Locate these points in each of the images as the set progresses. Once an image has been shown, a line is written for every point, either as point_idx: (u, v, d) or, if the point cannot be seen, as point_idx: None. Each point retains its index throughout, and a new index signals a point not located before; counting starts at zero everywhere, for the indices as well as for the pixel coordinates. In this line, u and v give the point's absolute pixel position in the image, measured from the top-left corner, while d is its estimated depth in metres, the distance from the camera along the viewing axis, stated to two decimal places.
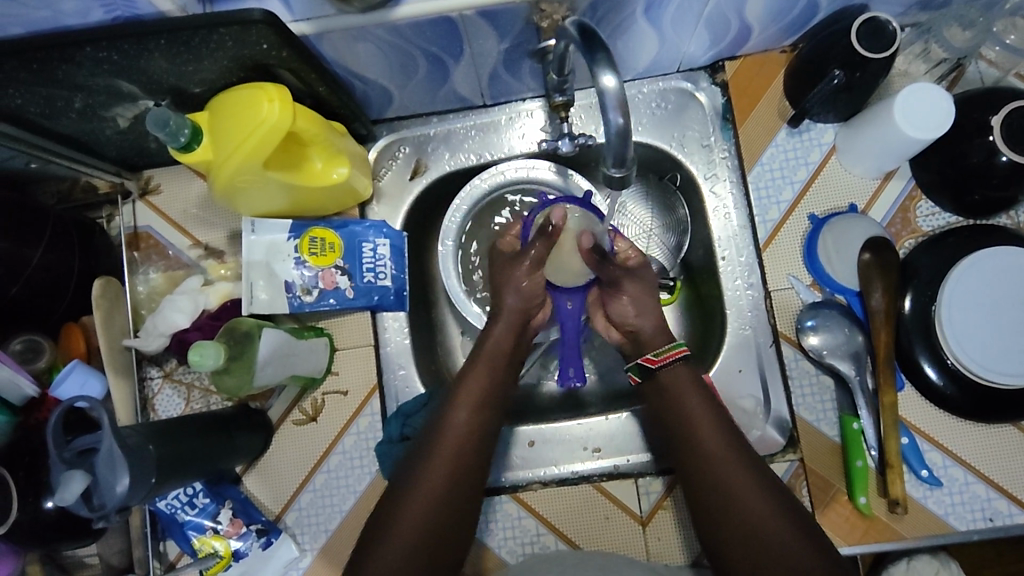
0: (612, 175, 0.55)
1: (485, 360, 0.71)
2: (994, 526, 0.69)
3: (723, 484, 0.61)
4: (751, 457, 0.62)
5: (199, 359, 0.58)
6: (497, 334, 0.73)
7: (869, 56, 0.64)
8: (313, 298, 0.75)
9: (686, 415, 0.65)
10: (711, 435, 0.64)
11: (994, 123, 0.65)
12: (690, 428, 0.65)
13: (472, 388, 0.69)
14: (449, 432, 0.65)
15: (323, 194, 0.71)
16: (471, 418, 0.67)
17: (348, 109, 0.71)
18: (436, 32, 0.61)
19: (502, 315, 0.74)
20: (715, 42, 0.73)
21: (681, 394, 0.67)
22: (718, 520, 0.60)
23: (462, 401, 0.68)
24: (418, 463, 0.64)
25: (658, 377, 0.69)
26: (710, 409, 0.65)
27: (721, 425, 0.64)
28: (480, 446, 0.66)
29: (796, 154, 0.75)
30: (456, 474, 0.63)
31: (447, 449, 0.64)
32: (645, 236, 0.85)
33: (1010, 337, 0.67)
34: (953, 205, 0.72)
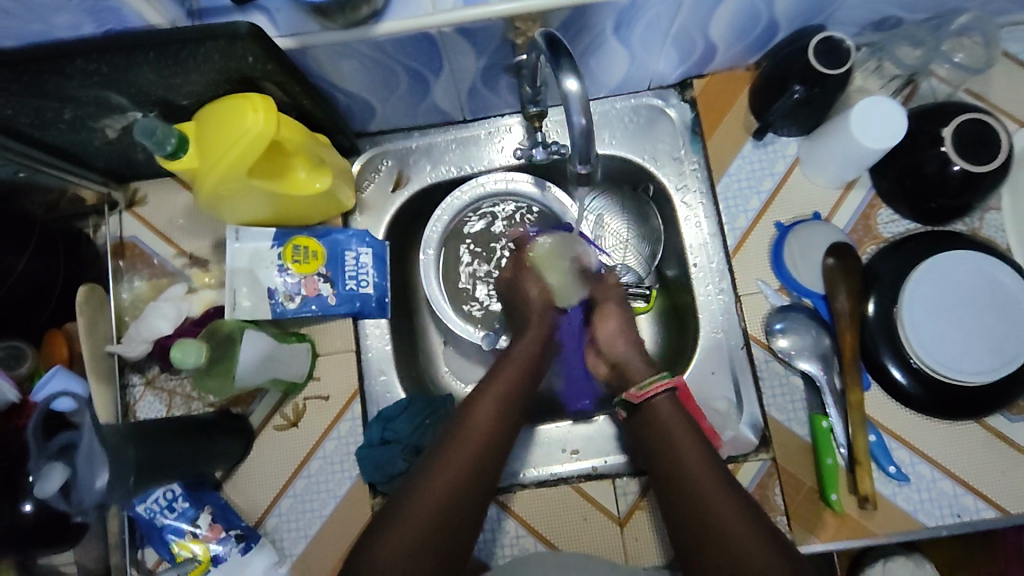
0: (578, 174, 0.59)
1: (499, 384, 0.72)
2: (963, 522, 0.71)
3: (716, 518, 0.60)
4: (739, 489, 0.63)
5: (180, 357, 0.59)
6: (519, 357, 0.75)
7: (825, 72, 0.68)
8: (296, 304, 0.76)
9: (673, 448, 0.65)
10: (703, 469, 0.64)
11: (946, 135, 0.69)
12: (677, 460, 0.65)
13: (487, 410, 0.70)
14: (461, 452, 0.66)
15: (305, 202, 0.73)
16: (479, 440, 0.67)
17: (332, 121, 0.74)
18: (416, 47, 0.64)
19: (528, 334, 0.78)
20: (683, 59, 0.77)
21: (667, 427, 0.67)
22: (711, 555, 0.60)
23: (477, 421, 0.68)
24: (418, 483, 0.64)
25: (646, 414, 0.69)
26: (698, 442, 0.66)
27: (710, 459, 0.65)
28: (489, 470, 0.66)
29: (761, 165, 0.79)
30: (453, 496, 0.63)
31: (456, 465, 0.65)
32: (627, 247, 0.88)
33: (967, 337, 0.70)
34: (912, 212, 0.76)
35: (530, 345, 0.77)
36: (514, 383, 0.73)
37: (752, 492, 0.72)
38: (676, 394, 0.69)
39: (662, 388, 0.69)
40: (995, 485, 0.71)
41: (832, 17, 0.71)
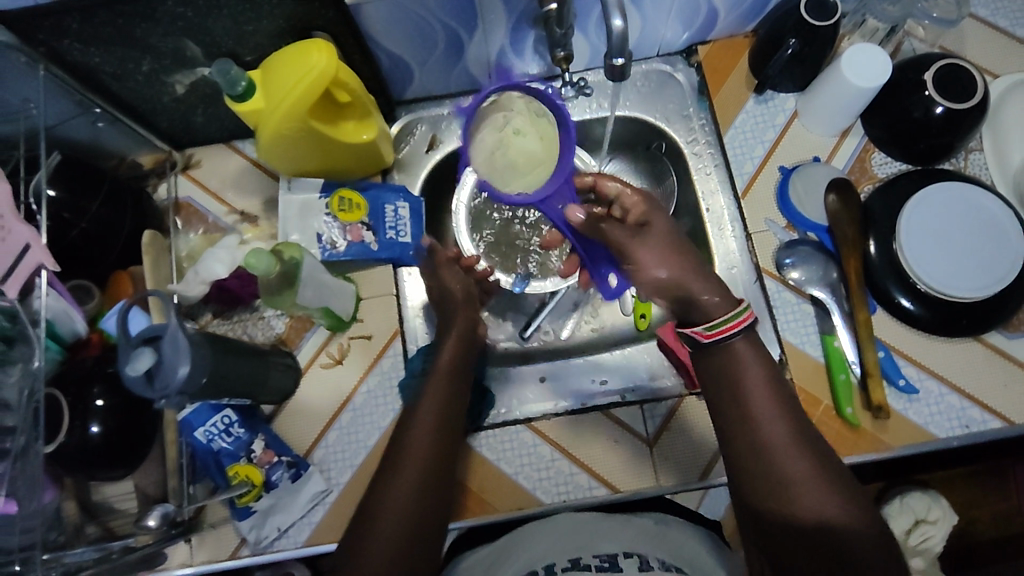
0: (613, 65, 0.62)
1: (437, 395, 0.67)
2: (972, 433, 0.75)
3: (790, 478, 0.55)
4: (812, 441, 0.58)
5: (253, 262, 0.66)
6: (449, 363, 0.70)
7: (817, 24, 0.77)
8: (342, 248, 0.81)
9: (745, 400, 0.58)
10: (776, 426, 0.57)
11: (927, 79, 0.77)
12: (748, 412, 0.58)
13: (427, 423, 0.64)
14: (405, 476, 0.61)
15: (352, 152, 0.80)
16: (422, 454, 0.62)
17: (375, 81, 0.82)
18: (456, 3, 0.72)
19: (452, 336, 0.73)
20: (688, 26, 0.86)
21: (739, 374, 0.59)
22: (786, 522, 0.55)
23: (416, 438, 0.63)
24: (370, 512, 0.59)
25: (717, 355, 0.60)
26: (773, 394, 0.58)
27: (784, 412, 0.58)
28: (438, 488, 0.62)
29: (763, 118, 0.87)
30: (421, 497, 0.60)
31: (403, 490, 0.60)
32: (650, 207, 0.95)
33: (961, 258, 0.76)
34: (903, 154, 0.83)
35: (454, 351, 0.71)
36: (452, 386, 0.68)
37: None
38: (738, 342, 0.59)
39: (712, 333, 0.59)
40: (1000, 397, 0.75)
41: None
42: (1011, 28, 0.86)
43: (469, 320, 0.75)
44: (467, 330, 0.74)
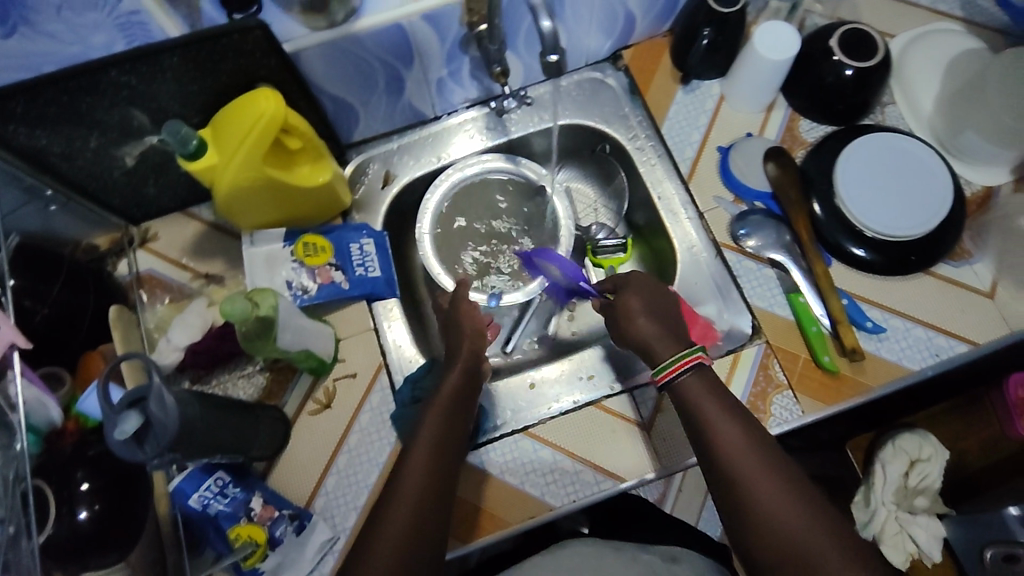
0: (549, 62, 0.68)
1: (434, 419, 0.66)
2: (942, 360, 0.78)
3: (764, 510, 0.58)
4: (789, 473, 0.60)
5: (229, 308, 0.68)
6: (449, 390, 0.69)
7: (727, 10, 0.83)
8: (313, 292, 0.81)
9: (714, 436, 0.62)
10: (749, 460, 0.61)
11: (834, 46, 0.83)
12: (708, 439, 0.63)
13: (423, 446, 0.63)
14: (401, 497, 0.60)
15: (311, 195, 0.82)
16: (418, 473, 0.61)
17: (323, 126, 0.84)
18: (392, 40, 0.76)
19: (457, 364, 0.72)
20: (610, 34, 0.91)
21: (701, 410, 0.64)
22: (753, 536, 0.59)
23: (413, 461, 0.62)
24: (370, 529, 0.59)
25: (678, 396, 0.67)
26: (742, 427, 0.63)
27: (756, 442, 0.62)
28: (437, 507, 0.61)
29: (694, 106, 0.92)
30: (413, 530, 0.58)
31: (398, 516, 0.58)
32: (606, 210, 1.02)
33: (899, 199, 0.80)
34: (825, 117, 0.89)
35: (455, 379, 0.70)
36: (451, 411, 0.67)
37: (757, 374, 0.78)
38: (705, 369, 0.67)
39: (687, 364, 0.67)
40: (961, 323, 0.79)
41: None
42: None
43: (473, 349, 0.74)
44: (472, 354, 0.73)
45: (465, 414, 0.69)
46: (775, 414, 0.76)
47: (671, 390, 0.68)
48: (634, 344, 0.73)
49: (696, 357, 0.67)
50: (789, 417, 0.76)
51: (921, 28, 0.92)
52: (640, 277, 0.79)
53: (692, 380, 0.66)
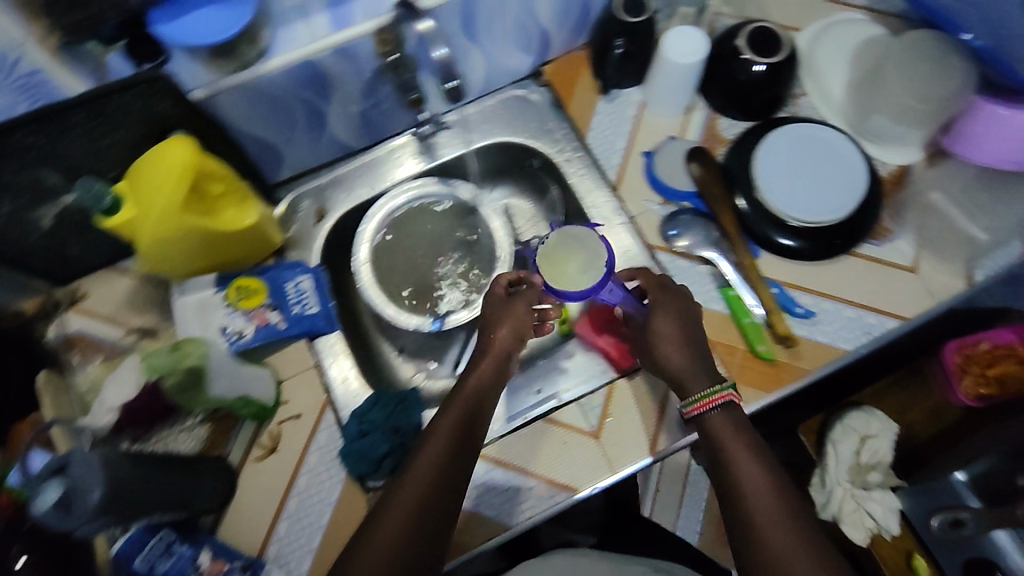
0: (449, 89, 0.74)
1: (456, 406, 0.66)
2: (874, 337, 0.80)
3: (769, 545, 0.56)
4: (804, 518, 0.57)
5: (155, 362, 0.72)
6: (476, 377, 0.69)
7: (635, 20, 0.85)
8: (250, 335, 0.80)
9: (732, 470, 0.61)
10: (764, 495, 0.59)
11: (742, 45, 0.85)
12: (727, 475, 0.61)
13: (441, 438, 0.62)
14: (410, 483, 0.59)
15: (240, 238, 0.81)
16: (422, 478, 0.59)
17: (248, 169, 0.83)
18: (305, 77, 0.76)
19: (489, 347, 0.73)
20: (527, 51, 0.92)
21: (724, 444, 0.63)
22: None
23: (417, 466, 0.60)
24: (371, 521, 0.58)
25: (704, 429, 0.66)
26: (763, 465, 0.61)
27: (775, 481, 0.59)
28: (439, 508, 0.58)
29: (616, 115, 0.94)
30: (419, 516, 0.57)
31: (406, 501, 0.58)
32: (546, 221, 1.00)
33: (817, 187, 0.83)
34: (743, 114, 0.91)
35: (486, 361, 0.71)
36: (467, 420, 0.65)
37: None
38: (732, 408, 0.66)
39: (715, 401, 0.66)
40: (889, 300, 0.82)
41: None
42: None
43: (516, 328, 0.74)
44: (515, 332, 0.74)
45: (490, 398, 0.69)
46: None
47: (698, 421, 0.67)
48: (664, 368, 0.73)
49: (726, 395, 0.67)
50: None
51: (828, 20, 0.94)
52: (669, 295, 0.77)
53: (716, 415, 0.66)
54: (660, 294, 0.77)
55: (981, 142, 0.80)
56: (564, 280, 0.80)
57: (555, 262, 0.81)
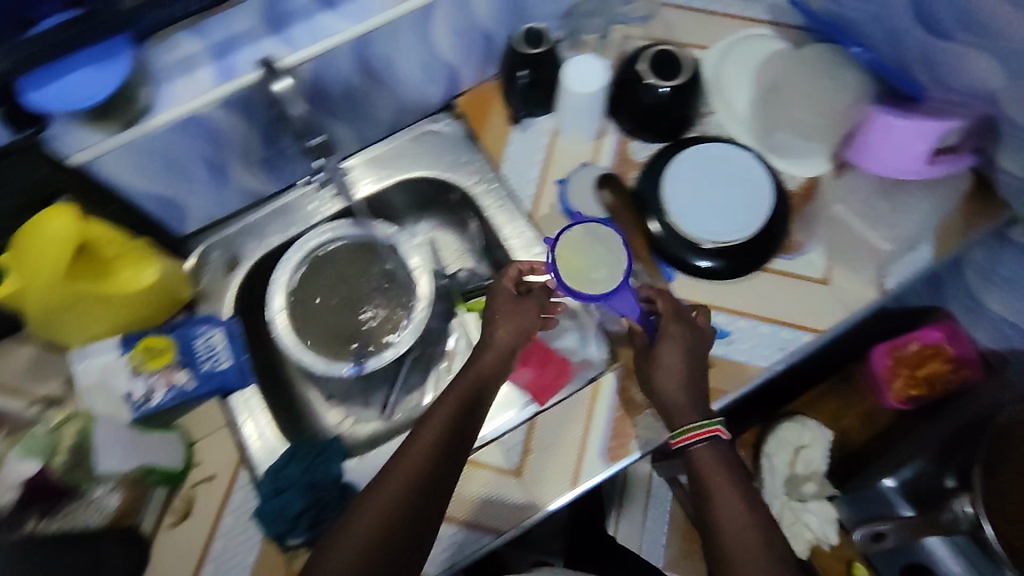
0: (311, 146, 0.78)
1: (450, 401, 0.68)
2: (788, 353, 0.81)
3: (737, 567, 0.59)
4: (780, 556, 0.60)
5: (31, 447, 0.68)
6: (473, 373, 0.71)
7: (535, 51, 0.85)
8: (156, 399, 0.79)
9: (715, 505, 0.64)
10: (737, 525, 0.62)
11: (644, 71, 0.85)
12: (711, 512, 0.64)
13: (429, 433, 0.65)
14: (398, 474, 0.62)
15: (143, 297, 0.79)
16: (421, 458, 0.63)
17: (145, 227, 0.82)
18: (196, 129, 0.74)
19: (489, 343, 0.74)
20: (436, 85, 0.91)
21: (708, 476, 0.66)
22: None
23: (416, 444, 0.64)
24: (357, 507, 0.61)
25: (689, 463, 0.69)
26: (744, 504, 0.64)
27: (754, 519, 0.62)
28: (425, 497, 0.62)
29: (529, 144, 0.92)
30: (403, 505, 0.60)
31: (391, 489, 0.61)
32: (471, 254, 1.00)
33: (723, 207, 0.83)
34: (654, 136, 0.90)
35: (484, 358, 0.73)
36: (468, 404, 0.69)
37: (617, 401, 0.80)
38: (719, 443, 0.68)
39: (701, 435, 0.68)
40: (800, 314, 0.82)
41: (531, 14, 0.88)
42: (705, 6, 0.95)
43: (519, 326, 0.76)
44: (518, 329, 0.76)
45: (485, 395, 0.71)
46: (638, 435, 0.79)
47: (684, 453, 0.69)
48: (663, 399, 0.73)
49: (713, 430, 0.68)
50: (652, 435, 0.78)
51: (729, 39, 0.93)
52: (677, 324, 0.76)
53: (705, 450, 0.68)
54: (674, 327, 0.76)
55: (879, 153, 0.78)
56: (582, 284, 0.78)
57: (575, 262, 0.79)
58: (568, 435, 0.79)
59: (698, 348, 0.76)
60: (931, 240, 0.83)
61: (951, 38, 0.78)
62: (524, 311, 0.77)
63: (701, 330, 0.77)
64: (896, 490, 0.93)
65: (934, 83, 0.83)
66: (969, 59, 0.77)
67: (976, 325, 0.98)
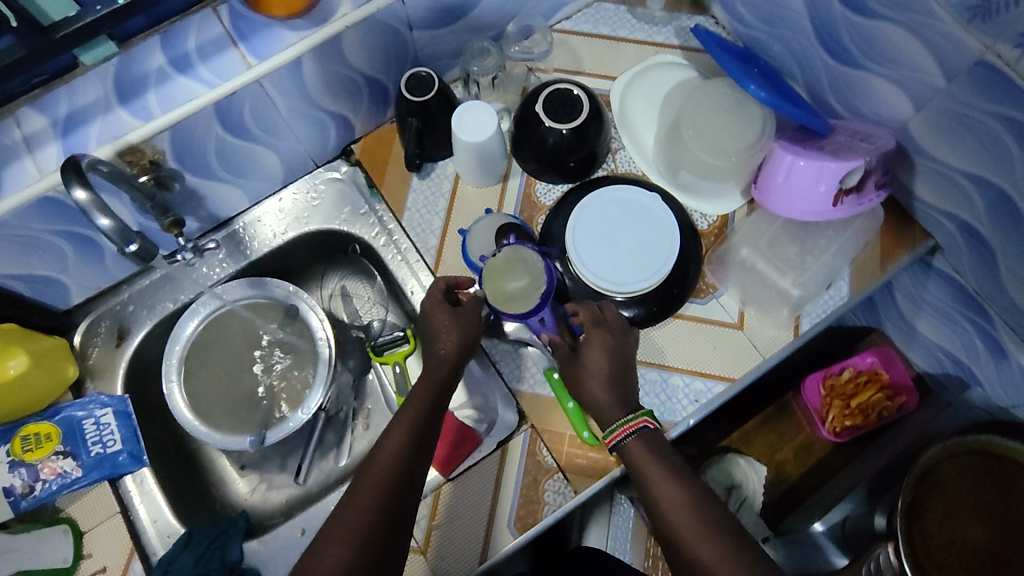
0: (134, 251, 0.63)
1: (407, 412, 0.64)
2: (702, 405, 0.76)
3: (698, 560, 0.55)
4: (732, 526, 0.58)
5: None
6: (430, 379, 0.67)
7: (421, 100, 0.79)
8: (37, 492, 0.76)
9: (654, 491, 0.60)
10: (685, 516, 0.58)
11: (539, 111, 0.79)
12: (654, 499, 0.60)
13: (391, 449, 0.61)
14: (361, 496, 0.58)
15: (18, 388, 0.76)
16: (379, 478, 0.59)
17: (17, 308, 0.78)
18: (51, 210, 0.69)
19: (444, 343, 0.70)
20: (326, 133, 0.86)
21: (644, 470, 0.62)
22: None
23: (379, 462, 0.60)
24: (323, 533, 0.57)
25: (623, 457, 0.64)
26: (684, 484, 0.60)
27: (695, 496, 0.59)
28: (393, 516, 0.58)
29: (431, 191, 0.87)
30: (371, 527, 0.57)
31: (357, 512, 0.57)
32: (385, 304, 0.93)
33: (632, 251, 0.79)
34: (560, 177, 0.85)
35: (437, 365, 0.68)
36: (427, 415, 0.65)
37: (526, 465, 0.77)
38: (649, 432, 0.65)
39: (631, 428, 0.64)
40: (714, 362, 0.78)
41: (419, 56, 0.84)
42: (612, 33, 0.91)
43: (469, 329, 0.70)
44: (469, 332, 0.70)
45: (445, 402, 0.67)
46: (549, 501, 0.75)
47: (619, 450, 0.65)
48: (588, 404, 0.69)
49: (640, 422, 0.65)
50: (562, 500, 0.75)
51: (644, 63, 0.89)
52: (604, 328, 0.71)
53: (636, 440, 0.64)
54: (598, 330, 0.71)
55: (785, 194, 0.75)
56: (506, 304, 0.74)
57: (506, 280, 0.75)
58: (476, 506, 0.76)
59: (626, 350, 0.71)
60: (849, 272, 0.79)
61: (858, 65, 0.71)
62: (467, 316, 0.71)
63: (628, 334, 0.72)
64: (826, 535, 0.94)
65: (848, 110, 0.77)
66: (875, 88, 0.71)
67: (910, 348, 0.93)
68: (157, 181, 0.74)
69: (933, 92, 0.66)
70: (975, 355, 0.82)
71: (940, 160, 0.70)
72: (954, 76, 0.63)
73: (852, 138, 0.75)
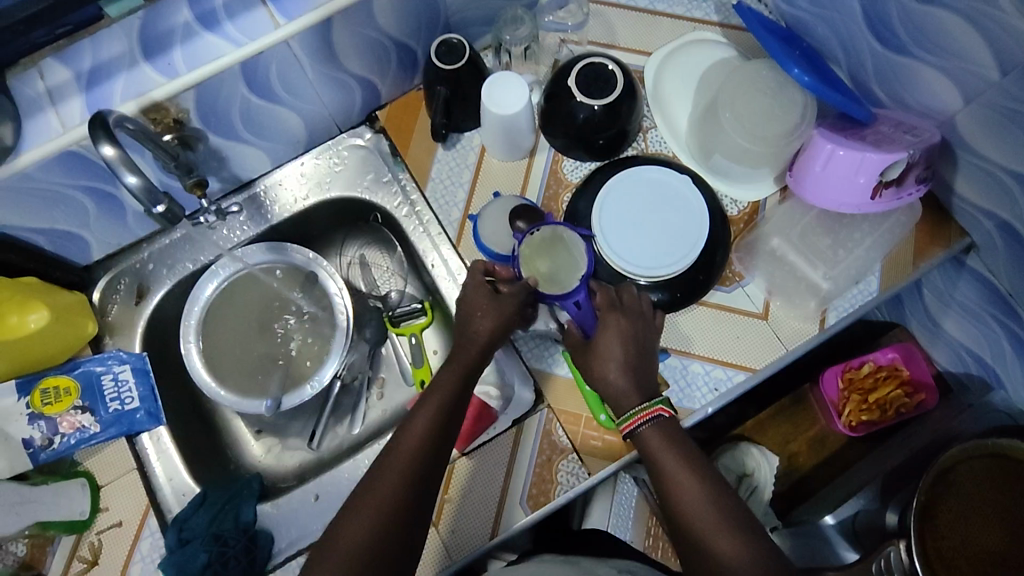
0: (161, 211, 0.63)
1: (437, 393, 0.64)
2: (722, 394, 0.76)
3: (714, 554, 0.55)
4: (744, 517, 0.57)
5: None
6: (460, 362, 0.67)
7: (451, 68, 0.77)
8: (57, 445, 0.77)
9: (666, 479, 0.60)
10: (699, 505, 0.58)
11: (572, 85, 0.77)
12: (666, 487, 0.60)
13: (419, 429, 0.61)
14: (388, 474, 0.58)
15: (39, 342, 0.76)
16: (408, 458, 0.59)
17: (36, 262, 0.78)
18: (73, 164, 0.68)
19: (473, 324, 0.69)
20: (351, 98, 0.84)
21: (658, 459, 0.61)
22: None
23: (407, 441, 0.60)
24: (349, 507, 0.57)
25: (637, 444, 0.64)
26: (696, 473, 0.60)
27: (707, 485, 0.59)
28: (420, 497, 0.58)
29: (456, 162, 0.86)
30: (397, 507, 0.56)
31: (385, 489, 0.57)
32: (403, 275, 0.92)
33: (659, 234, 0.77)
34: (589, 154, 0.83)
35: (469, 348, 0.68)
36: (456, 397, 0.64)
37: (540, 444, 0.76)
38: (663, 421, 0.63)
39: (645, 416, 0.63)
40: (736, 352, 0.77)
41: (450, 22, 0.82)
42: (649, 6, 0.87)
43: (498, 316, 0.70)
44: (498, 317, 0.70)
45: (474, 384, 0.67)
46: (562, 481, 0.75)
47: (635, 437, 0.64)
48: (603, 387, 0.68)
49: (656, 410, 0.64)
50: (575, 481, 0.75)
51: (683, 39, 0.86)
52: (623, 314, 0.70)
53: (651, 429, 0.63)
54: (615, 314, 0.70)
55: (820, 183, 0.73)
56: (538, 283, 0.72)
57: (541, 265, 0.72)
58: (489, 481, 0.76)
59: (643, 336, 0.69)
60: (879, 268, 0.78)
61: (907, 53, 0.68)
62: (497, 295, 0.70)
63: (646, 318, 0.70)
64: (836, 529, 0.91)
65: (892, 99, 0.74)
66: (923, 78, 0.68)
67: (934, 345, 0.91)
68: (180, 140, 0.72)
69: (985, 85, 0.63)
70: (1002, 357, 0.80)
71: (985, 156, 0.68)
72: (1009, 70, 0.60)
73: (896, 128, 0.71)
